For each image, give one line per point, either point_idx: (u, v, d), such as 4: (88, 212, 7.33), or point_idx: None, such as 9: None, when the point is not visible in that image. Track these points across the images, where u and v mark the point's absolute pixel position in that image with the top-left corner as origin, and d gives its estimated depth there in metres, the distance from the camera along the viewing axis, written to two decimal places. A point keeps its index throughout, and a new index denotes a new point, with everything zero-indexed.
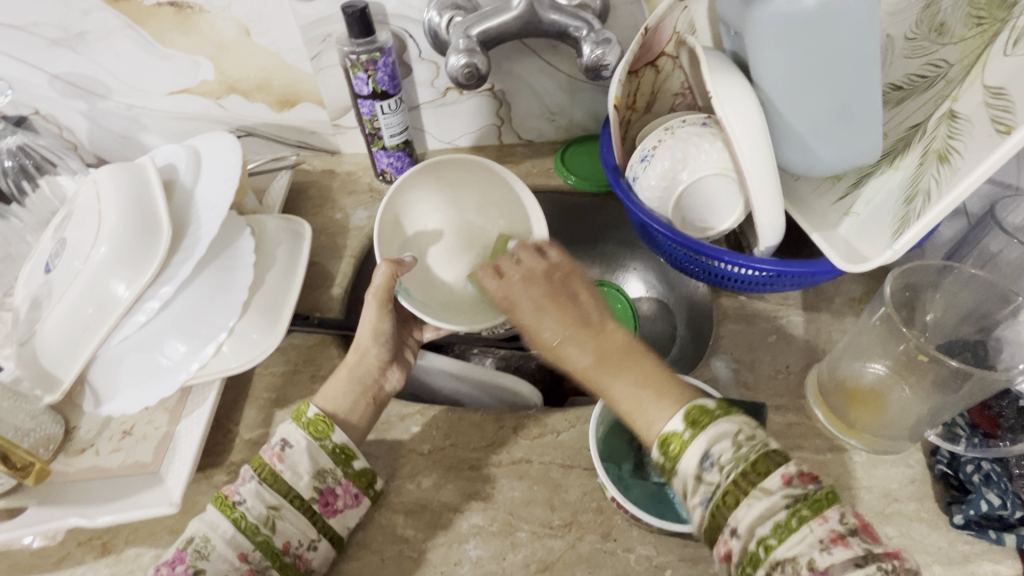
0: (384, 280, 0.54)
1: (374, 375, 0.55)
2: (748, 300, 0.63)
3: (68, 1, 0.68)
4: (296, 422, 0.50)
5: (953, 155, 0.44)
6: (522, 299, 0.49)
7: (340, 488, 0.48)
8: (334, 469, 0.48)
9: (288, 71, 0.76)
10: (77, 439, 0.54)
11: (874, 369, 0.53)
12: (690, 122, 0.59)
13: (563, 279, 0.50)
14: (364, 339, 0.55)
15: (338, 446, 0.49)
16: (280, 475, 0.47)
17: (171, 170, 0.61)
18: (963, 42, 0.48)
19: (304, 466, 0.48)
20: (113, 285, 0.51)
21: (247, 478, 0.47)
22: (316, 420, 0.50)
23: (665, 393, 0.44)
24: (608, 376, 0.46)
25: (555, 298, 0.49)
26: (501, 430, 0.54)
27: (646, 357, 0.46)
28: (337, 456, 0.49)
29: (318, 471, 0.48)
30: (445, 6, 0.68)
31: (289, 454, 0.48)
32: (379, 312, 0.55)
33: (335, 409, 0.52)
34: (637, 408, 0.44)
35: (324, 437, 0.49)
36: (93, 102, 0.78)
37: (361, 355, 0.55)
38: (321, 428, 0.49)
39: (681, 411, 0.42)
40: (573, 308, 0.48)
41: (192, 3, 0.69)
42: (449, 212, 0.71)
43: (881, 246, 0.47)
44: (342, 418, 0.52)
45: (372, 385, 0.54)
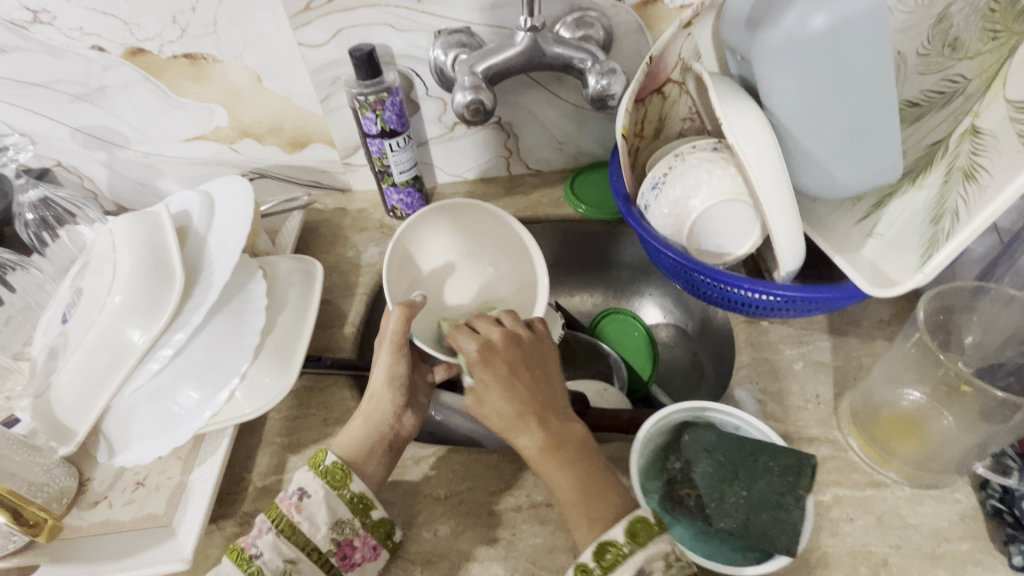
0: (397, 324, 0.54)
1: (389, 422, 0.54)
2: (771, 326, 0.61)
3: (88, 58, 0.70)
4: (312, 470, 0.48)
5: (980, 173, 0.42)
6: (493, 366, 0.52)
7: (359, 540, 0.47)
8: (353, 520, 0.47)
9: (299, 114, 0.77)
10: (90, 492, 0.53)
11: (911, 396, 0.50)
12: (700, 148, 0.59)
13: (534, 356, 0.54)
14: (379, 385, 0.55)
15: (355, 496, 0.48)
16: (298, 527, 0.46)
17: (185, 216, 0.62)
18: (979, 56, 0.47)
19: (322, 517, 0.47)
20: (127, 336, 0.51)
21: (264, 529, 0.46)
22: (333, 468, 0.48)
23: (606, 504, 0.45)
24: (551, 467, 0.48)
25: (523, 372, 0.52)
26: (519, 471, 0.52)
27: (597, 458, 0.49)
28: (355, 507, 0.48)
29: (337, 522, 0.47)
30: (450, 45, 0.69)
31: (307, 505, 0.46)
32: (393, 359, 0.55)
33: (351, 456, 0.51)
34: (570, 502, 0.46)
35: (342, 486, 0.48)
36: (112, 152, 0.80)
37: (377, 401, 0.54)
38: (340, 477, 0.48)
39: (625, 520, 0.43)
40: (538, 389, 0.52)
41: (206, 53, 0.70)
42: (462, 248, 0.71)
43: (910, 269, 0.45)
44: (359, 465, 0.51)
45: (387, 429, 0.54)
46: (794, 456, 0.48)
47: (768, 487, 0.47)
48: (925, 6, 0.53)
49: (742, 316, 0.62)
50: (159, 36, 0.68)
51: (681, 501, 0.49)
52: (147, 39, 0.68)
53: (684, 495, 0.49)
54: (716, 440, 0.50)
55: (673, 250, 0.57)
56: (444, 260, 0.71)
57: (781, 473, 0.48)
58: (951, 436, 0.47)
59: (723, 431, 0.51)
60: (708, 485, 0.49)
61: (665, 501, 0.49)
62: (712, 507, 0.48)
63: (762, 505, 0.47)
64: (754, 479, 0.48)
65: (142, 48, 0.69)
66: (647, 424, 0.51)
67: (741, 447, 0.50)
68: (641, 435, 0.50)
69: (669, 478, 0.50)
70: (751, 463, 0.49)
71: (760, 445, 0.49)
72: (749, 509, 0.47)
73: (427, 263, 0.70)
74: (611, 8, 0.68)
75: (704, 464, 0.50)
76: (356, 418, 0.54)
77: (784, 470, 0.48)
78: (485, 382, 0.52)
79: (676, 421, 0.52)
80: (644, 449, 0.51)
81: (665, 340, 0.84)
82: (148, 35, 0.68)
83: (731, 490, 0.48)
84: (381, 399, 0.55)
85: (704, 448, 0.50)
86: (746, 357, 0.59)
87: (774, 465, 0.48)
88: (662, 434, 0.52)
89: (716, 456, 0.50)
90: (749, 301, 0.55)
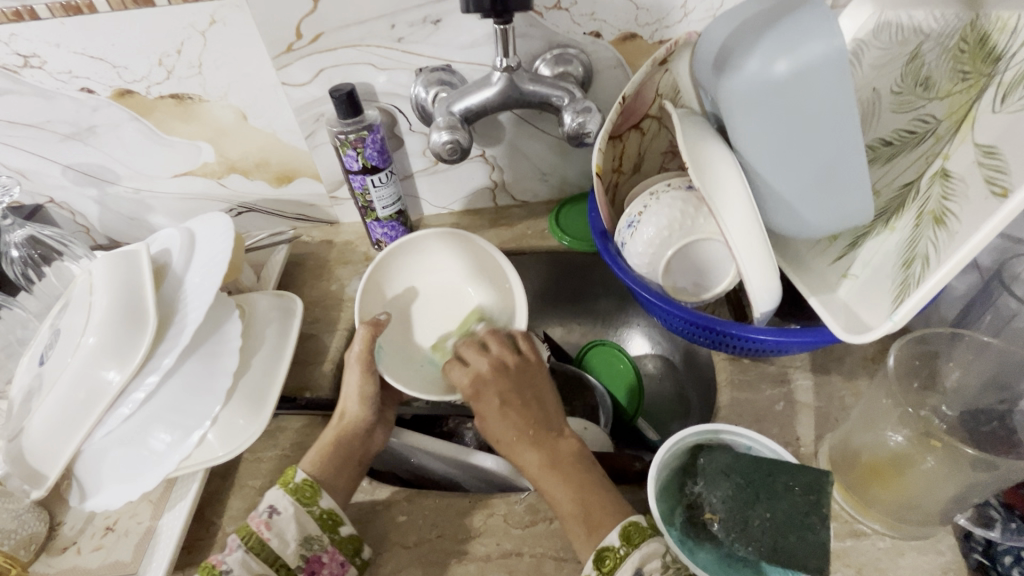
0: (362, 342, 0.57)
1: (361, 438, 0.55)
2: (753, 364, 0.60)
3: (78, 100, 0.71)
4: (284, 488, 0.49)
5: (948, 219, 0.42)
6: (484, 394, 0.53)
7: (328, 556, 0.47)
8: (321, 536, 0.48)
9: (285, 149, 0.78)
10: (60, 537, 0.53)
11: (894, 439, 0.46)
12: (675, 186, 0.58)
13: (527, 377, 0.55)
14: (349, 403, 0.56)
15: (325, 512, 0.49)
16: (268, 544, 0.46)
17: (166, 255, 0.62)
18: (950, 97, 0.48)
19: (292, 533, 0.47)
20: (98, 380, 0.51)
21: (234, 548, 0.46)
22: (304, 485, 0.49)
23: (600, 519, 0.45)
24: (553, 482, 0.48)
25: (514, 397, 0.52)
26: (490, 518, 0.51)
27: (594, 469, 0.49)
28: (324, 523, 0.48)
29: (305, 538, 0.47)
30: (431, 82, 0.69)
31: (277, 523, 0.47)
32: (365, 379, 0.56)
33: (322, 474, 0.51)
34: (575, 514, 0.46)
35: (311, 502, 0.49)
36: (102, 188, 0.82)
37: (345, 417, 0.55)
38: (310, 494, 0.49)
39: (619, 525, 0.44)
40: (534, 409, 0.52)
41: (192, 93, 0.72)
42: (440, 277, 0.71)
43: (881, 315, 0.45)
44: (329, 482, 0.51)
45: (353, 446, 0.54)
46: (812, 473, 0.45)
47: (791, 507, 0.44)
48: (898, 44, 0.51)
49: (722, 354, 0.61)
50: (146, 77, 0.70)
51: (704, 526, 0.46)
52: (135, 81, 0.70)
53: (706, 520, 0.46)
54: (732, 462, 0.47)
55: (649, 290, 0.56)
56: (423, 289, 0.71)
57: (802, 492, 0.44)
58: (935, 480, 0.43)
59: (736, 452, 0.48)
60: (729, 509, 0.45)
61: (686, 528, 0.46)
62: (737, 531, 0.44)
63: (788, 526, 0.43)
64: (776, 499, 0.45)
65: (130, 89, 0.71)
66: (660, 449, 0.48)
67: (757, 468, 0.46)
68: (658, 456, 0.48)
69: (689, 503, 0.47)
70: (770, 482, 0.45)
71: (777, 464, 0.46)
72: (775, 532, 0.43)
73: (406, 292, 0.70)
74: (590, 44, 0.67)
75: (723, 488, 0.46)
76: (325, 434, 0.54)
77: (806, 488, 0.44)
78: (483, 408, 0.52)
79: (689, 444, 0.50)
80: (659, 468, 0.48)
81: (651, 371, 0.84)
82: (135, 77, 0.69)
83: (755, 511, 0.44)
84: (353, 417, 0.55)
85: (722, 470, 0.47)
86: (725, 397, 0.58)
87: (794, 484, 0.45)
88: (677, 458, 0.49)
89: (735, 478, 0.46)
90: (728, 340, 0.54)
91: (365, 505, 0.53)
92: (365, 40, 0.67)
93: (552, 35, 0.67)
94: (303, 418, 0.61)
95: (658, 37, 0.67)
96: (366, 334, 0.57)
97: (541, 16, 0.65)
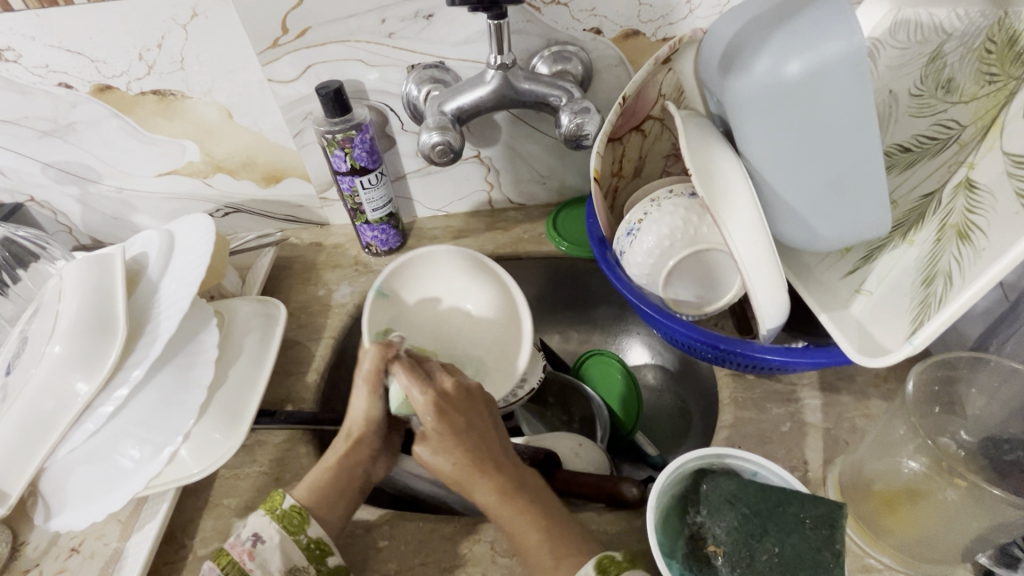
0: (372, 363, 0.51)
1: (363, 463, 0.52)
2: (758, 381, 0.57)
3: (56, 96, 0.69)
4: (268, 513, 0.46)
5: (975, 233, 0.40)
6: (451, 417, 0.48)
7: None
8: (307, 567, 0.44)
9: (272, 149, 0.75)
10: (23, 559, 0.51)
11: (909, 466, 0.43)
12: (677, 192, 0.56)
13: (482, 404, 0.50)
14: (356, 424, 0.53)
15: (312, 541, 0.46)
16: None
17: (142, 258, 0.59)
18: (975, 101, 0.45)
19: (275, 565, 0.43)
20: (63, 393, 0.48)
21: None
22: (290, 512, 0.46)
23: (564, 558, 0.42)
24: (512, 516, 0.45)
25: (477, 423, 0.49)
26: (476, 545, 0.48)
27: (552, 501, 0.47)
28: (310, 552, 0.45)
29: (290, 569, 0.44)
30: (423, 80, 0.66)
31: (260, 552, 0.43)
32: (374, 401, 0.52)
33: (314, 501, 0.48)
34: (535, 552, 0.43)
35: (298, 531, 0.45)
36: (84, 187, 0.79)
37: (352, 441, 0.52)
38: (297, 522, 0.46)
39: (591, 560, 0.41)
40: (488, 439, 0.48)
41: (175, 90, 0.69)
42: (450, 283, 0.68)
43: (901, 337, 0.42)
44: (320, 510, 0.48)
45: (354, 474, 0.51)
46: (825, 504, 0.42)
47: (802, 542, 0.41)
48: (918, 44, 0.48)
49: (725, 370, 0.58)
50: (126, 72, 0.67)
51: (708, 561, 0.42)
52: (115, 76, 0.67)
53: (710, 553, 0.42)
54: (737, 489, 0.44)
55: (649, 302, 0.53)
56: (434, 293, 0.68)
57: (814, 526, 0.41)
58: (953, 513, 0.40)
59: (742, 479, 0.45)
60: (734, 542, 0.42)
61: (689, 560, 0.42)
62: (743, 566, 0.41)
63: (799, 562, 0.40)
64: (785, 532, 0.41)
65: (109, 85, 0.68)
66: (662, 474, 0.45)
67: (764, 497, 0.43)
68: (660, 480, 0.45)
69: (691, 534, 0.44)
70: (780, 514, 0.42)
71: (786, 494, 0.43)
72: (785, 569, 0.40)
73: (413, 295, 0.67)
74: (590, 41, 0.64)
75: (728, 518, 0.43)
76: (329, 456, 0.51)
77: (818, 521, 0.41)
78: (442, 432, 0.47)
79: (691, 470, 0.46)
80: (661, 494, 0.45)
81: (651, 383, 0.81)
82: (115, 72, 0.66)
83: (762, 546, 0.41)
84: (360, 440, 0.52)
85: (726, 499, 0.44)
86: (728, 417, 0.55)
87: (805, 516, 0.42)
88: (679, 485, 0.46)
89: (740, 508, 0.43)
90: (733, 358, 0.51)
91: (344, 528, 0.51)
92: (355, 35, 0.63)
93: (550, 31, 0.63)
94: (284, 432, 0.58)
95: (662, 34, 0.64)
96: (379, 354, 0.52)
97: (539, 12, 0.62)
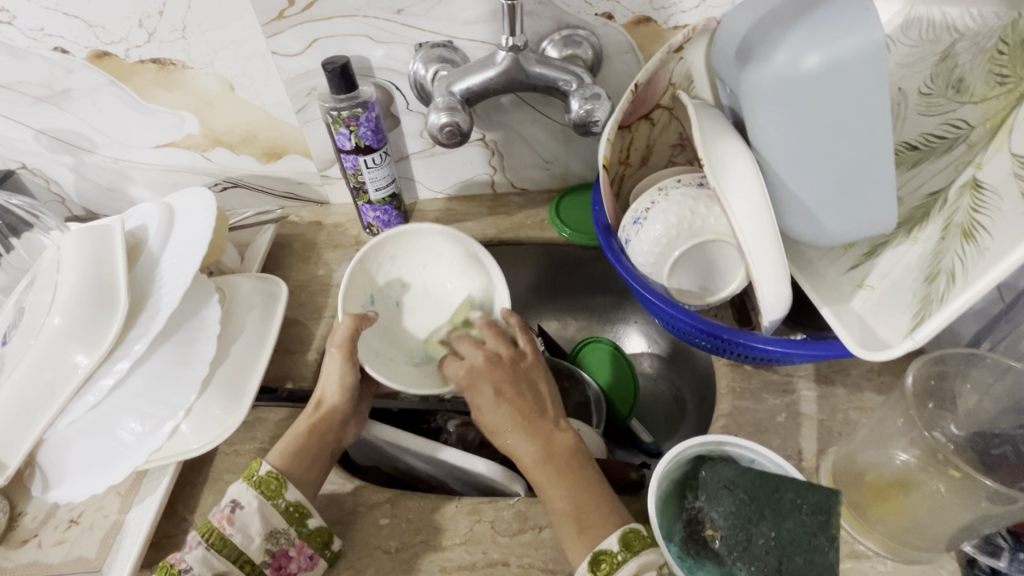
0: (345, 331, 0.55)
1: (336, 429, 0.53)
2: (756, 372, 0.58)
3: (51, 61, 0.67)
4: (246, 481, 0.47)
5: (979, 233, 0.41)
6: (479, 385, 0.52)
7: (294, 550, 0.45)
8: (288, 529, 0.46)
9: (274, 124, 0.74)
10: (21, 529, 0.51)
11: (900, 458, 0.44)
12: (685, 183, 0.56)
13: (517, 370, 0.54)
14: (329, 392, 0.54)
15: (291, 505, 0.46)
16: (229, 539, 0.44)
17: (142, 230, 0.58)
18: (985, 102, 0.46)
19: (255, 527, 0.45)
20: (62, 365, 0.47)
21: (194, 545, 0.44)
22: (268, 478, 0.47)
23: (586, 529, 0.44)
24: (546, 478, 0.47)
25: (508, 389, 0.52)
26: (478, 524, 0.49)
27: (586, 466, 0.48)
28: (289, 515, 0.46)
29: (271, 532, 0.45)
30: (431, 59, 0.65)
31: (240, 517, 0.45)
32: (345, 367, 0.54)
33: (291, 466, 0.49)
34: (568, 513, 0.45)
35: (276, 495, 0.46)
36: (78, 156, 0.77)
37: (322, 402, 0.54)
38: (274, 487, 0.46)
39: (619, 530, 0.43)
40: (529, 400, 0.51)
41: (175, 59, 0.67)
42: (421, 261, 0.67)
43: (901, 332, 0.44)
44: (298, 474, 0.49)
45: (326, 437, 0.52)
46: (821, 491, 0.43)
47: (798, 526, 0.42)
48: (930, 42, 0.48)
49: (724, 360, 0.59)
50: (125, 39, 0.65)
51: (706, 543, 0.44)
52: (113, 43, 0.65)
53: (707, 537, 0.44)
54: (736, 476, 0.45)
55: (652, 291, 0.53)
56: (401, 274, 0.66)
57: (811, 512, 0.42)
58: (940, 505, 0.42)
59: (740, 466, 0.46)
60: (731, 526, 0.44)
61: (686, 543, 0.44)
62: (740, 550, 0.42)
63: (794, 547, 0.41)
64: (782, 517, 0.42)
65: (108, 52, 0.66)
66: (660, 462, 0.45)
67: (762, 483, 0.44)
68: (658, 469, 0.45)
69: (689, 518, 0.45)
70: (777, 500, 0.43)
71: (784, 480, 0.44)
72: (781, 553, 0.41)
73: (383, 275, 0.65)
74: (601, 26, 0.63)
75: (726, 503, 0.44)
76: (299, 423, 0.52)
77: (814, 507, 0.42)
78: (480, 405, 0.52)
79: (690, 456, 0.47)
80: (661, 480, 0.46)
81: (648, 371, 0.82)
82: (114, 38, 0.65)
83: (758, 530, 0.43)
84: (331, 407, 0.53)
85: (724, 485, 0.45)
86: (725, 406, 0.56)
87: (801, 502, 0.43)
88: (677, 470, 0.47)
89: (738, 494, 0.44)
90: (732, 348, 0.52)
91: (345, 506, 0.51)
92: (362, 10, 0.62)
93: (561, 13, 0.62)
94: (285, 411, 0.59)
95: (673, 23, 0.63)
96: (348, 326, 0.55)
97: None
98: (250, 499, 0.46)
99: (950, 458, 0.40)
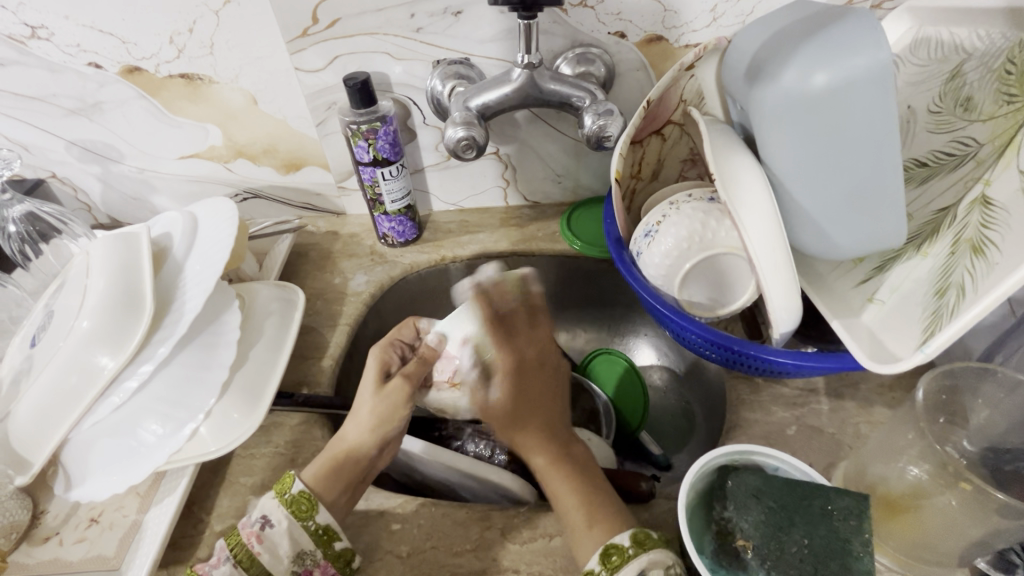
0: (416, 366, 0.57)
1: (369, 460, 0.52)
2: (765, 385, 0.58)
3: (85, 75, 0.70)
4: (279, 497, 0.48)
5: (988, 248, 0.42)
6: (528, 378, 0.57)
7: (319, 570, 0.46)
8: (315, 551, 0.46)
9: (293, 136, 0.76)
10: (43, 526, 0.52)
11: (911, 472, 0.44)
12: (696, 197, 0.57)
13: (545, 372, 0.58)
14: (362, 422, 0.53)
15: (320, 527, 0.47)
16: (257, 558, 0.45)
17: (167, 238, 0.60)
18: (992, 120, 0.47)
19: (284, 549, 0.46)
20: (89, 367, 0.49)
21: (221, 559, 0.45)
22: (300, 498, 0.48)
23: (599, 523, 0.46)
24: (558, 476, 0.50)
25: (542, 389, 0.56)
26: (488, 531, 0.49)
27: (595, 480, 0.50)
28: (319, 538, 0.46)
29: (298, 554, 0.46)
30: (449, 75, 0.67)
31: (269, 536, 0.46)
32: (400, 398, 0.54)
33: (323, 488, 0.49)
34: (574, 512, 0.47)
35: (307, 517, 0.47)
36: (106, 166, 0.80)
37: (370, 431, 0.53)
38: (306, 508, 0.47)
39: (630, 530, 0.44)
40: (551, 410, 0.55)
41: (203, 74, 0.69)
42: None
43: (911, 345, 0.44)
44: (329, 498, 0.49)
45: (370, 454, 0.52)
46: (851, 496, 0.44)
47: (831, 532, 0.42)
48: (938, 61, 0.49)
49: (735, 373, 0.59)
50: (156, 55, 0.67)
51: (737, 555, 0.44)
52: (144, 58, 0.68)
53: (739, 547, 0.44)
54: (762, 484, 0.45)
55: (664, 303, 0.54)
56: None
57: (842, 517, 0.43)
58: (953, 519, 0.42)
59: (766, 474, 0.47)
60: (763, 535, 0.44)
61: (718, 555, 0.44)
62: (773, 559, 0.42)
63: (829, 552, 0.42)
64: (813, 524, 0.43)
65: (139, 67, 0.69)
66: (690, 469, 0.46)
67: (790, 491, 0.45)
68: (685, 477, 0.45)
69: (719, 530, 0.45)
70: (807, 507, 0.44)
71: (811, 487, 0.44)
72: (815, 559, 0.42)
73: None
74: (614, 45, 0.65)
75: (755, 512, 0.44)
76: (338, 443, 0.52)
77: (844, 512, 0.43)
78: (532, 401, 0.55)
79: (715, 466, 0.47)
80: (689, 489, 0.46)
81: (658, 384, 0.82)
82: (145, 54, 0.67)
83: (791, 538, 0.43)
84: (358, 443, 0.52)
85: (752, 493, 0.45)
86: (736, 418, 0.56)
87: (832, 507, 0.43)
88: (703, 480, 0.47)
89: (767, 502, 0.45)
90: (743, 360, 0.52)
91: (358, 511, 0.52)
92: (383, 28, 0.64)
93: (575, 33, 0.64)
94: (300, 415, 0.60)
95: (685, 41, 0.65)
96: (519, 303, 0.60)
97: (566, 13, 0.62)
98: (281, 518, 0.47)
99: (959, 471, 0.40)
